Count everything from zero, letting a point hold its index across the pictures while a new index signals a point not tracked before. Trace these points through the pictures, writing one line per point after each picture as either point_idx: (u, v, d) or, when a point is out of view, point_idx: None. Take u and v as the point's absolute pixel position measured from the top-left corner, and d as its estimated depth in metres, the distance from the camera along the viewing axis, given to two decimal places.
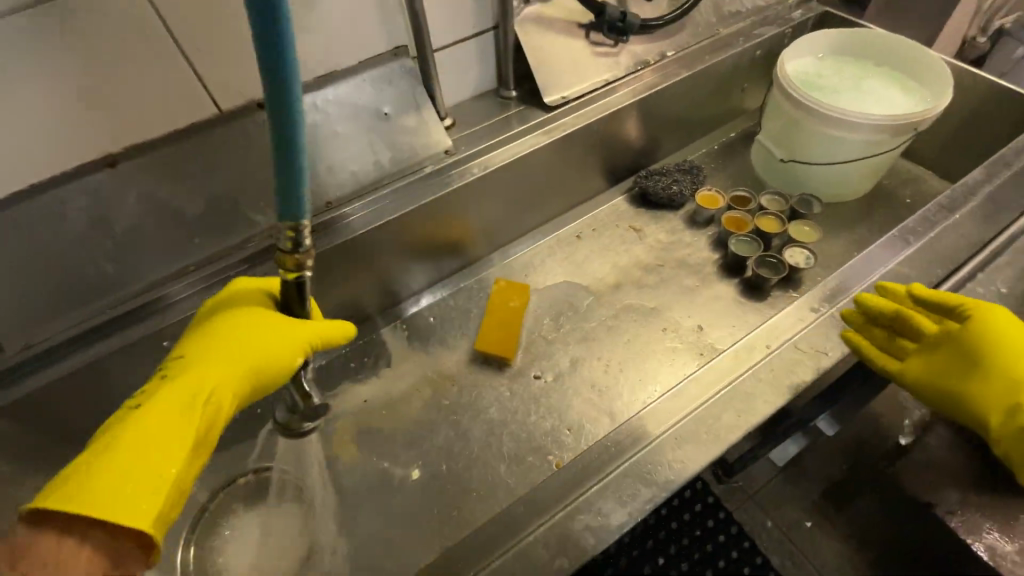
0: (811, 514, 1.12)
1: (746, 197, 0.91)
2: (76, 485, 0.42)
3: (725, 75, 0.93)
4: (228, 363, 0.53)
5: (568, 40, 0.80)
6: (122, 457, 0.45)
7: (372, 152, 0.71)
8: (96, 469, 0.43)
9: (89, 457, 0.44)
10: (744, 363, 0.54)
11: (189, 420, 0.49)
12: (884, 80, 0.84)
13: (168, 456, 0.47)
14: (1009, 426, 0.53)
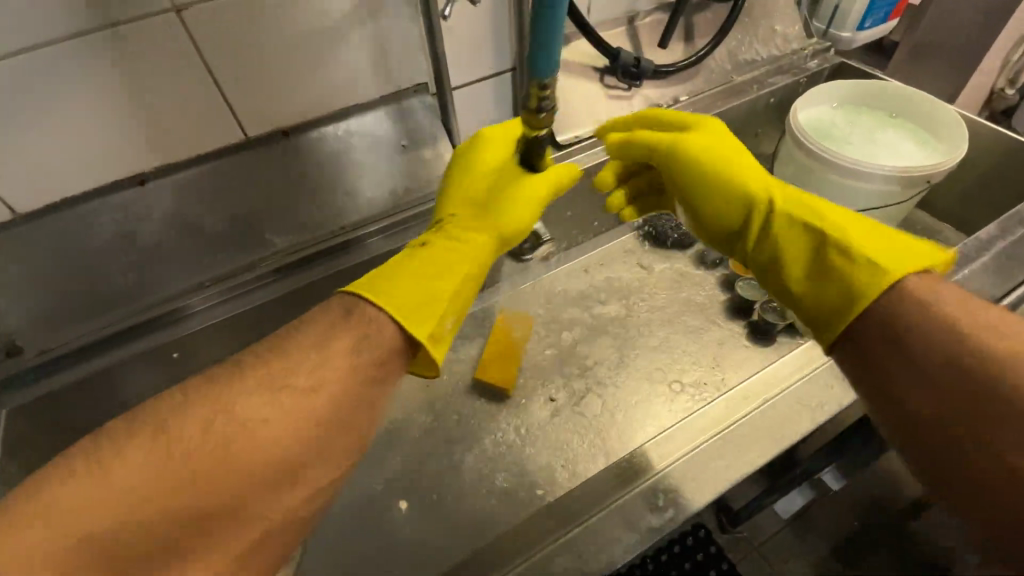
0: (817, 570, 1.08)
1: None
2: (377, 284, 0.51)
3: (739, 119, 0.95)
4: (474, 210, 0.62)
5: (583, 81, 0.82)
6: (420, 267, 0.53)
7: (388, 181, 0.73)
8: (395, 278, 0.51)
9: (396, 271, 0.53)
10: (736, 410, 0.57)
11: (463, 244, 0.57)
12: (898, 132, 0.85)
13: (449, 278, 0.54)
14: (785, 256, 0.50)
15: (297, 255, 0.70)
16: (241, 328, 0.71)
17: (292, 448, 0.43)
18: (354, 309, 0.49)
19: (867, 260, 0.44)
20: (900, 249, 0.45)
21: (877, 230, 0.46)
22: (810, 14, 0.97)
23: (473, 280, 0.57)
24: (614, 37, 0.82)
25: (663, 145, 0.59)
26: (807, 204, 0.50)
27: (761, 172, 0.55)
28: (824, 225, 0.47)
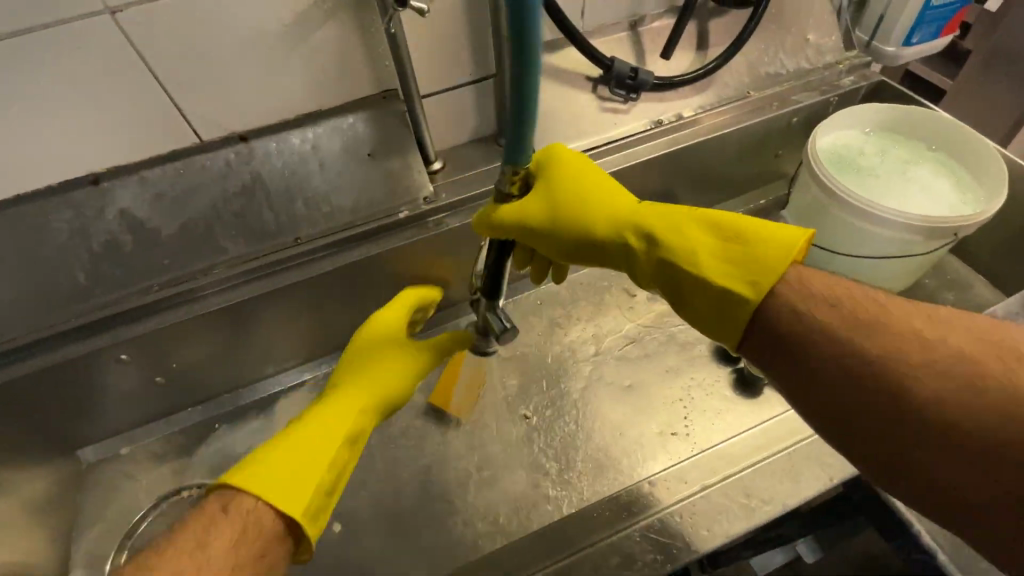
0: None
1: None
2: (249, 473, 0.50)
3: (754, 139, 0.85)
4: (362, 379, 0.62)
5: (572, 93, 0.74)
6: (306, 441, 0.54)
7: (350, 191, 0.70)
8: (267, 462, 0.51)
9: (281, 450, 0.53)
10: (721, 472, 0.54)
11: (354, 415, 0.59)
12: (933, 169, 0.74)
13: (321, 463, 0.53)
14: (663, 279, 0.50)
15: (251, 262, 0.68)
16: (194, 335, 0.69)
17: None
18: (233, 502, 0.48)
19: (731, 291, 0.46)
20: (753, 254, 0.46)
21: (728, 232, 0.47)
22: (851, 22, 0.86)
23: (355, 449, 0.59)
24: (611, 43, 0.74)
25: (536, 211, 0.53)
26: (668, 222, 0.50)
27: (619, 193, 0.54)
28: (685, 241, 0.48)
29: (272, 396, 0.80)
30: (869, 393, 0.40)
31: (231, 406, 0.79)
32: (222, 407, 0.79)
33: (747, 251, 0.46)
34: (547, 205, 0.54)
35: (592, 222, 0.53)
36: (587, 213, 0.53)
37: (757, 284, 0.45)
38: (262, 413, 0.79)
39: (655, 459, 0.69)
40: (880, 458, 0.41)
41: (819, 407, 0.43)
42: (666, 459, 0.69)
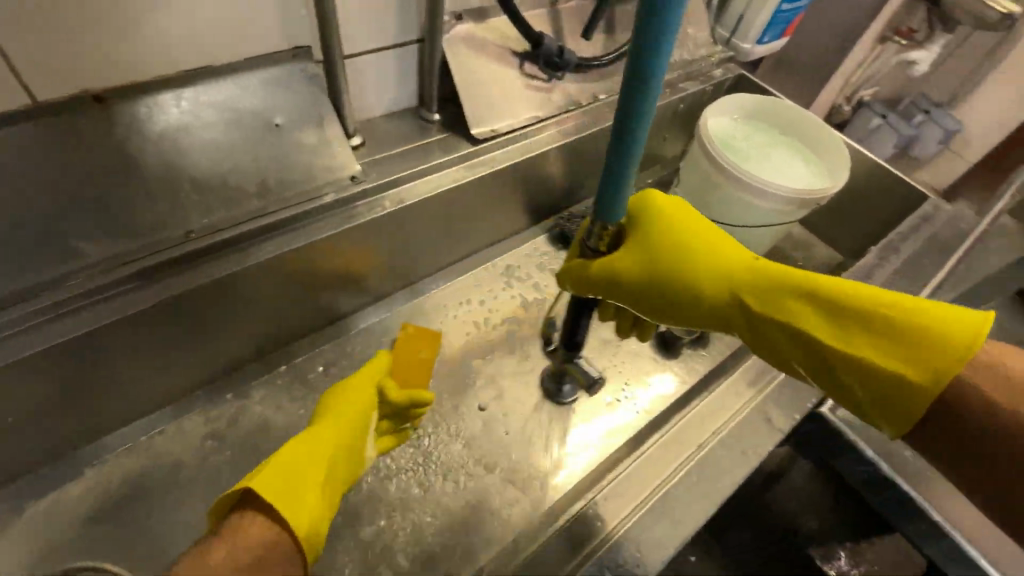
0: None
1: None
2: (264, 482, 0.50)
3: (651, 124, 0.92)
4: (349, 439, 0.59)
5: (501, 66, 0.71)
6: (303, 510, 0.51)
7: (255, 171, 0.57)
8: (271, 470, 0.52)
9: (294, 502, 0.51)
10: (682, 452, 0.57)
11: (337, 476, 0.56)
12: (789, 151, 0.89)
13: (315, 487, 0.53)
14: (807, 358, 0.46)
15: (125, 269, 0.51)
16: (42, 375, 0.51)
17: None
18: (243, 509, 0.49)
19: (896, 367, 0.41)
20: (915, 343, 0.40)
21: (879, 316, 0.42)
22: (715, 21, 0.98)
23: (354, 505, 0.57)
24: (533, 19, 0.72)
25: (629, 266, 0.51)
26: (784, 277, 0.46)
27: (726, 254, 0.50)
28: (819, 311, 0.45)
29: (157, 437, 0.64)
30: (966, 428, 0.40)
31: (97, 458, 0.61)
32: (85, 462, 0.61)
33: (906, 340, 0.41)
34: (638, 262, 0.52)
35: (697, 285, 0.49)
36: (686, 277, 0.50)
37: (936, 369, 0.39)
38: (147, 460, 0.62)
39: (607, 431, 0.72)
40: (992, 484, 0.40)
41: (955, 457, 0.41)
42: (616, 427, 0.72)
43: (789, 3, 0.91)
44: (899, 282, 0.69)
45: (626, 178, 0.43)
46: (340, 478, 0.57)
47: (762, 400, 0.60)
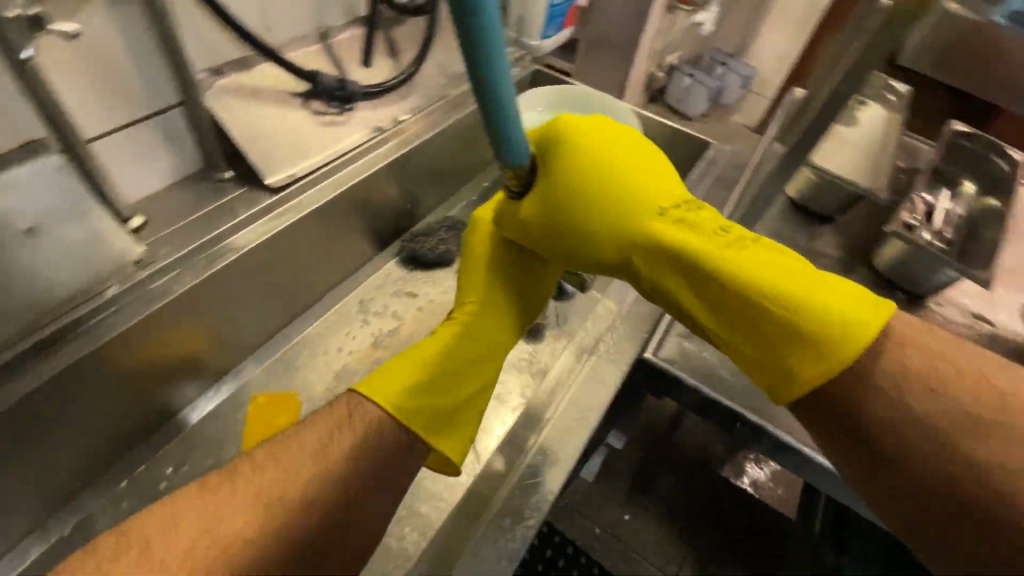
0: (627, 506, 1.24)
1: None
2: (373, 385, 0.53)
3: (468, 130, 0.93)
4: (506, 317, 0.61)
5: (281, 109, 0.69)
6: (425, 418, 0.53)
7: (7, 292, 0.48)
8: (395, 372, 0.54)
9: (411, 407, 0.53)
10: (533, 432, 0.59)
11: (491, 357, 0.59)
12: None
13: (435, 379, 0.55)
14: (707, 329, 0.50)
15: None
16: None
17: (330, 536, 0.48)
18: (356, 408, 0.52)
19: (794, 364, 0.45)
20: (807, 338, 0.44)
21: (772, 317, 0.45)
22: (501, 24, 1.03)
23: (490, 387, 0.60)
24: (306, 57, 0.72)
25: (532, 213, 0.53)
26: (691, 254, 0.48)
27: (635, 222, 0.51)
28: (712, 298, 0.49)
29: None
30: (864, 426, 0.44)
31: None
32: None
33: (799, 335, 0.45)
34: (544, 206, 0.53)
35: (600, 253, 0.52)
36: (590, 243, 0.52)
37: (790, 367, 0.46)
38: None
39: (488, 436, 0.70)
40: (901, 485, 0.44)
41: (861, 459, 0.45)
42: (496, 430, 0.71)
43: None
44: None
45: (512, 123, 0.39)
46: (490, 359, 0.59)
47: (592, 363, 0.63)
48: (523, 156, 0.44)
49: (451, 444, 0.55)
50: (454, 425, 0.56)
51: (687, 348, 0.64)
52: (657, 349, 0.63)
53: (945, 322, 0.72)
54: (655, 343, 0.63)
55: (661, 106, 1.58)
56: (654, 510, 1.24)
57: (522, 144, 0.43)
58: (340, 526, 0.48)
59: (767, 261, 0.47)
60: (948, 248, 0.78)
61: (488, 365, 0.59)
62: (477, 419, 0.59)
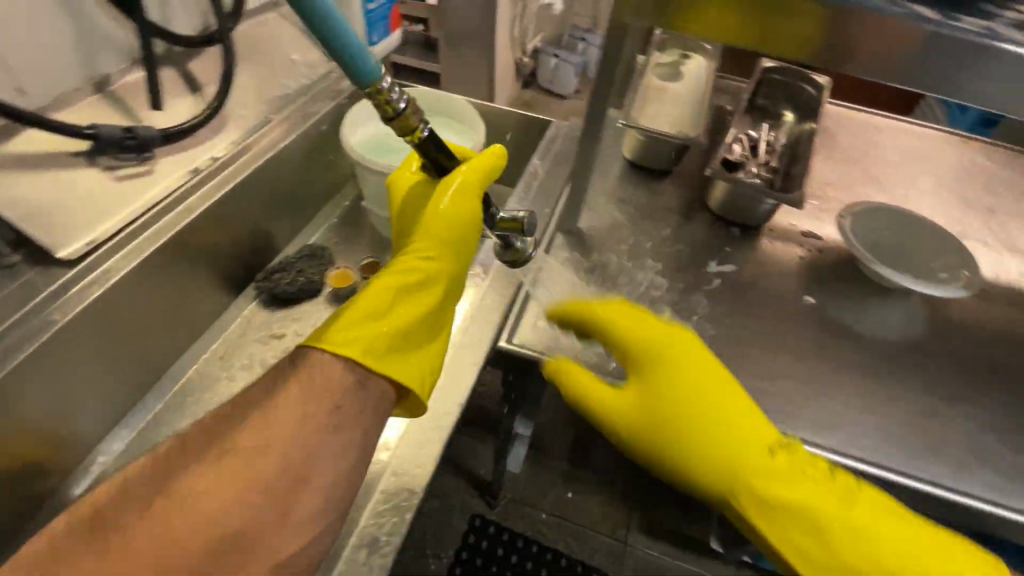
0: (570, 484, 1.26)
1: (376, 264, 0.88)
2: (329, 333, 0.53)
3: (307, 152, 0.89)
4: (454, 249, 0.63)
5: (68, 175, 0.65)
6: (373, 348, 0.53)
7: None
8: (347, 319, 0.54)
9: (367, 334, 0.53)
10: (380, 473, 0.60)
11: (439, 295, 0.61)
12: (441, 128, 0.94)
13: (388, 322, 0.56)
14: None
15: None
16: None
17: (295, 444, 0.44)
18: (304, 357, 0.51)
19: None
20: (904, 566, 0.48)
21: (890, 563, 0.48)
22: None
23: (442, 324, 0.63)
24: (84, 113, 0.68)
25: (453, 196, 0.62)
26: (722, 426, 0.53)
27: (726, 454, 0.52)
28: (786, 514, 0.51)
29: None
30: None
31: None
32: None
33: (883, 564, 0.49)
34: (466, 192, 0.62)
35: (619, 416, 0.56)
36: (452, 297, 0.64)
37: (801, 547, 0.51)
38: None
39: None
40: None
41: None
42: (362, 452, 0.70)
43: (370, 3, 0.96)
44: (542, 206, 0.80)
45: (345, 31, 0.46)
46: (438, 299, 0.61)
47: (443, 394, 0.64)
48: (376, 70, 0.49)
49: (413, 372, 0.56)
50: (415, 359, 0.57)
51: (541, 328, 0.67)
52: (511, 338, 0.65)
53: (776, 247, 0.78)
54: (508, 333, 0.66)
55: (536, 89, 1.68)
56: (596, 481, 1.26)
57: (366, 57, 0.48)
58: (311, 432, 0.46)
59: (806, 490, 0.51)
60: (775, 173, 0.83)
61: (438, 306, 0.62)
62: (433, 357, 0.60)
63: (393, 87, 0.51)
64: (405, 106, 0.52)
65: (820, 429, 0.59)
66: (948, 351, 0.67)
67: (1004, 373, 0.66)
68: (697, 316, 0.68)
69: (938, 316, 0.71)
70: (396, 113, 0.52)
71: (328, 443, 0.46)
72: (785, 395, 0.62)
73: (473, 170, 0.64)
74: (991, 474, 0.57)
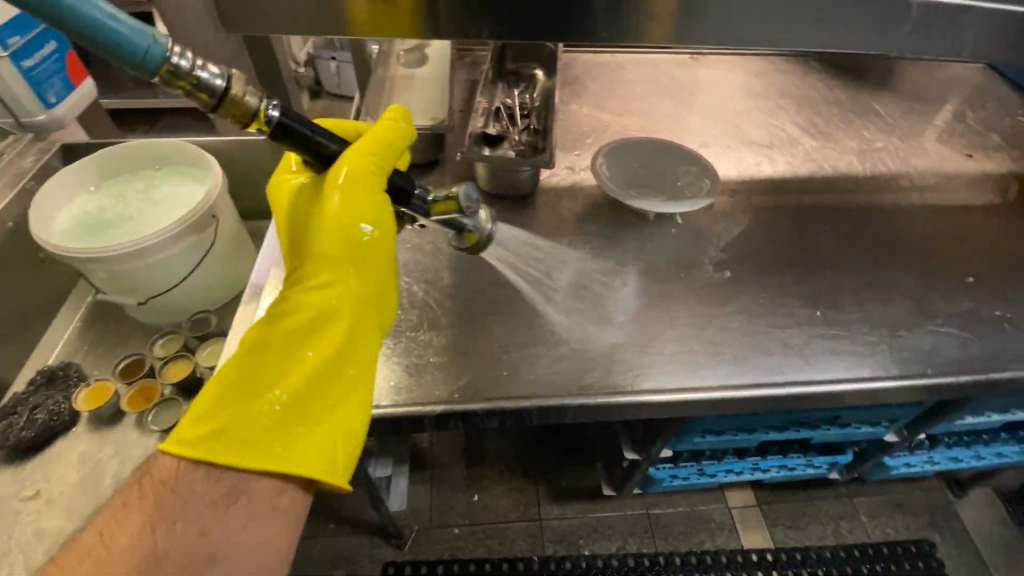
0: (473, 488, 1.23)
1: (135, 361, 0.76)
2: (203, 432, 0.45)
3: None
4: (362, 266, 0.53)
5: None
6: (250, 443, 0.45)
7: None
8: (222, 415, 0.46)
9: (230, 421, 0.46)
10: None
11: (345, 337, 0.51)
12: (172, 179, 0.80)
13: (274, 400, 0.47)
14: None
15: None
16: None
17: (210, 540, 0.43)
18: (177, 465, 0.45)
19: None
20: None
21: None
22: None
23: (364, 371, 0.52)
24: None
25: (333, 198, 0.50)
26: None
27: None
28: None
29: None
30: None
31: None
32: None
33: None
34: (350, 187, 0.50)
35: None
36: None
37: None
38: None
39: None
40: None
41: None
42: None
43: (28, 60, 0.77)
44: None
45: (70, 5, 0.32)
46: (344, 342, 0.51)
47: None
48: (155, 45, 0.35)
49: (306, 462, 0.46)
50: (313, 443, 0.47)
51: None
52: None
53: (550, 208, 0.78)
54: None
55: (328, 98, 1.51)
56: (496, 474, 1.25)
57: (132, 31, 0.34)
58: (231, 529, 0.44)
59: None
60: (537, 134, 0.80)
61: (348, 350, 0.51)
62: (345, 425, 0.49)
63: (197, 63, 0.37)
64: (224, 84, 0.38)
65: (606, 372, 0.62)
66: (711, 261, 0.73)
67: (759, 261, 0.74)
68: (486, 303, 0.66)
69: (699, 230, 0.77)
70: (218, 97, 0.38)
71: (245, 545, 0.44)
72: (579, 353, 0.63)
73: (361, 155, 0.52)
74: (761, 357, 0.64)
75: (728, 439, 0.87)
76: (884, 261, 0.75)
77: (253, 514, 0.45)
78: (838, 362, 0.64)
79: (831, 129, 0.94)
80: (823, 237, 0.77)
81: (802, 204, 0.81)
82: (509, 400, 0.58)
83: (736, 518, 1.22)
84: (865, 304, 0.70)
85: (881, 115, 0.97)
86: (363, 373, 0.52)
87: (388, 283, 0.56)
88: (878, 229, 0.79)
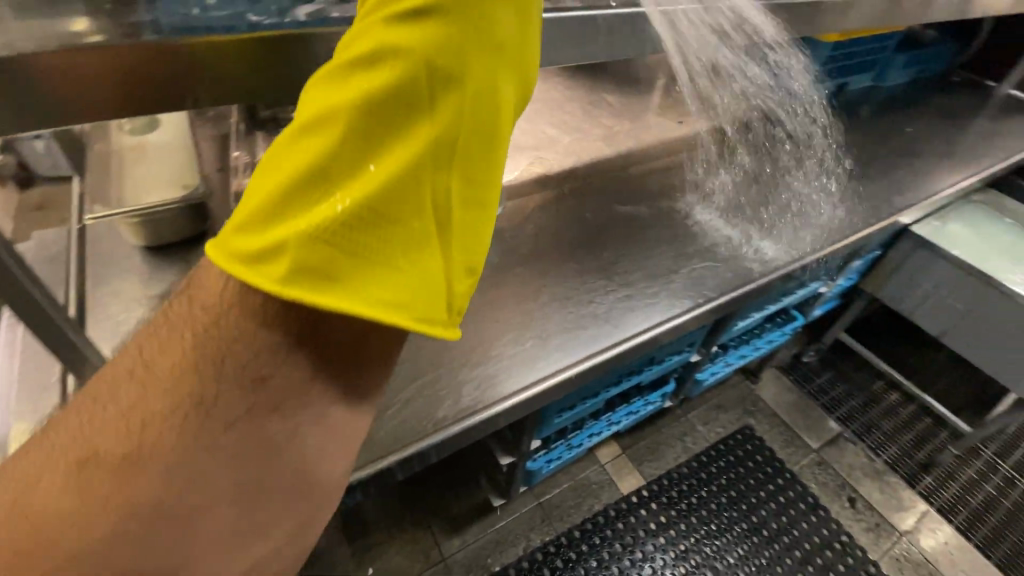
0: (362, 559, 1.14)
1: None
2: (275, 231, 0.26)
3: None
4: (461, 11, 0.29)
5: None
6: (337, 261, 0.25)
7: None
8: (298, 219, 0.25)
9: (297, 234, 0.25)
10: None
11: (454, 122, 0.29)
12: None
13: (386, 194, 0.27)
14: None
15: None
16: None
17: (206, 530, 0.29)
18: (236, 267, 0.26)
19: None
20: None
21: None
22: None
23: (478, 175, 0.31)
24: None
25: None
26: None
27: None
28: None
29: None
30: None
31: None
32: None
33: None
34: None
35: None
36: None
37: None
38: None
39: None
40: None
41: None
42: None
43: None
44: (45, 376, 0.59)
45: None
46: (462, 118, 0.29)
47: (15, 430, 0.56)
48: None
49: (398, 312, 0.27)
50: (419, 287, 0.28)
51: None
52: None
53: None
54: None
55: None
56: (383, 534, 1.17)
57: None
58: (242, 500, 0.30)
59: None
60: None
61: (455, 151, 0.30)
62: (450, 261, 0.30)
63: None
64: None
65: (458, 397, 0.62)
66: (519, 262, 0.79)
67: (557, 250, 0.82)
68: None
69: (501, 237, 0.82)
70: None
71: (280, 447, 0.29)
72: (428, 390, 0.62)
73: None
74: (582, 333, 0.71)
75: (582, 409, 0.96)
76: (648, 223, 0.89)
77: (276, 469, 0.30)
78: (640, 316, 0.75)
79: (579, 123, 1.08)
80: (599, 215, 0.89)
81: (575, 192, 0.93)
82: (366, 467, 0.56)
83: (611, 471, 1.35)
84: (645, 261, 0.83)
85: (612, 103, 1.15)
86: (491, 172, 0.32)
87: (504, 15, 0.31)
88: (637, 198, 0.94)
